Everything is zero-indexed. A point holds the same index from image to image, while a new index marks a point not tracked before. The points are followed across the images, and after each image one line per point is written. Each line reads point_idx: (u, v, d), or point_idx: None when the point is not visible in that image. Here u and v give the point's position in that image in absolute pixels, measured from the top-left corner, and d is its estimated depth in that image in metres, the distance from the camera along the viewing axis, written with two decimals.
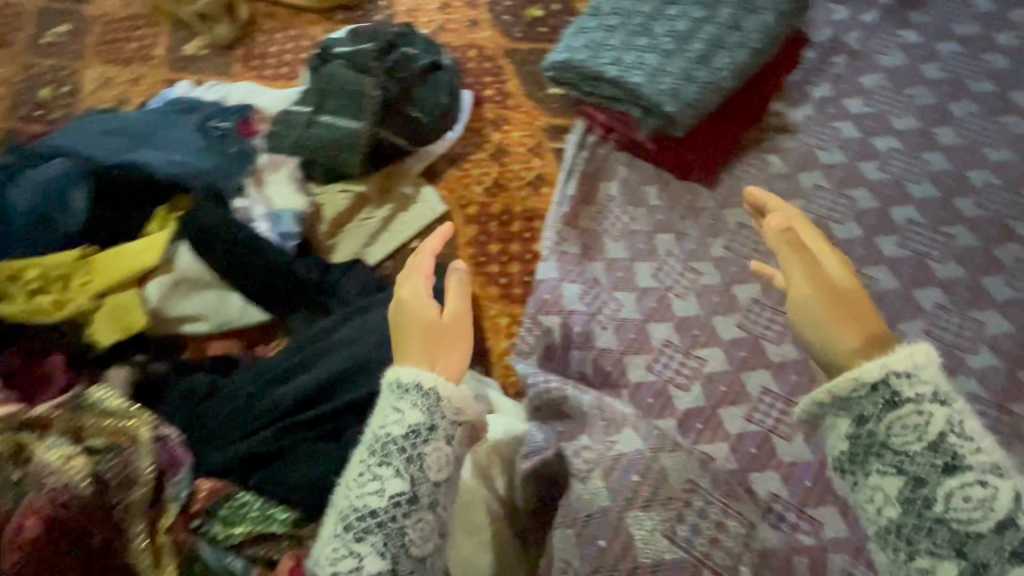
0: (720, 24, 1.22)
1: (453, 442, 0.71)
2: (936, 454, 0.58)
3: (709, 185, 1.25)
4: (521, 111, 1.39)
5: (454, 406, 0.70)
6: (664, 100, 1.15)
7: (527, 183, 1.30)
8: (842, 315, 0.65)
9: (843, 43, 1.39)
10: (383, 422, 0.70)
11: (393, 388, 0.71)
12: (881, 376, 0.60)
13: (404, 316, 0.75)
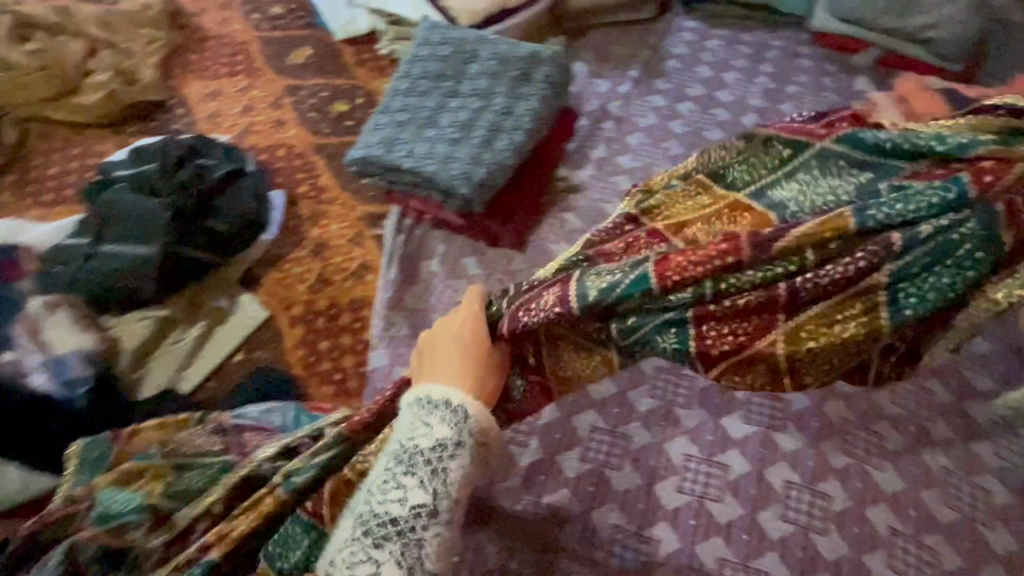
0: (497, 109, 1.17)
1: (473, 461, 0.77)
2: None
3: (519, 249, 1.24)
4: (339, 203, 1.32)
5: (480, 424, 0.77)
6: (455, 183, 1.10)
7: (350, 273, 1.20)
8: (439, 358, 0.81)
9: (739, 123, 1.47)
10: (412, 434, 0.76)
11: (425, 403, 0.78)
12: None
13: (439, 340, 0.82)
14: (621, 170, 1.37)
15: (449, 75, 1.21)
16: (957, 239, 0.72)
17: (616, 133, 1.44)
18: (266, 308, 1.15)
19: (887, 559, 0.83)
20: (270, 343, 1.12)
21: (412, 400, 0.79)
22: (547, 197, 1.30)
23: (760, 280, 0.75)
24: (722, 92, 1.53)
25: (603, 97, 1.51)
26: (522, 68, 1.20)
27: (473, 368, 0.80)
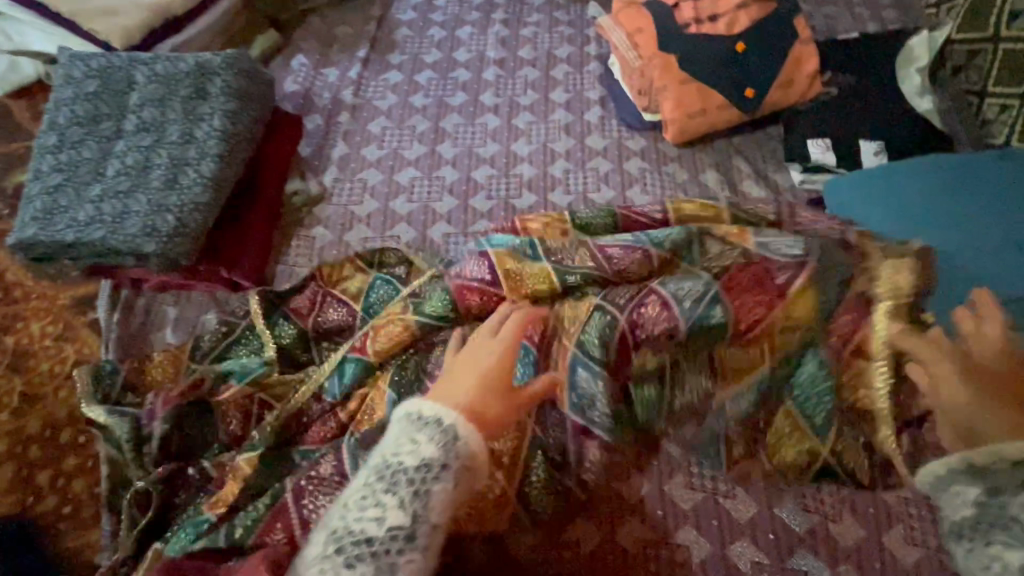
0: (174, 141, 1.00)
1: (458, 487, 0.67)
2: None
3: (265, 282, 1.08)
4: (33, 297, 1.07)
5: (469, 447, 0.67)
6: (138, 242, 0.92)
7: (63, 379, 0.99)
8: (453, 378, 0.73)
9: (483, 79, 1.39)
10: (398, 450, 0.67)
11: (415, 419, 0.69)
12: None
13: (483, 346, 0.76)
14: (368, 162, 1.25)
15: (109, 114, 1.02)
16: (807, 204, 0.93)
17: (354, 125, 1.31)
18: None
19: (685, 480, 0.90)
20: None
21: (404, 412, 0.70)
22: (286, 216, 1.16)
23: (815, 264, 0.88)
24: (459, 51, 1.44)
25: (334, 88, 1.37)
26: (193, 84, 1.04)
27: (489, 400, 0.71)
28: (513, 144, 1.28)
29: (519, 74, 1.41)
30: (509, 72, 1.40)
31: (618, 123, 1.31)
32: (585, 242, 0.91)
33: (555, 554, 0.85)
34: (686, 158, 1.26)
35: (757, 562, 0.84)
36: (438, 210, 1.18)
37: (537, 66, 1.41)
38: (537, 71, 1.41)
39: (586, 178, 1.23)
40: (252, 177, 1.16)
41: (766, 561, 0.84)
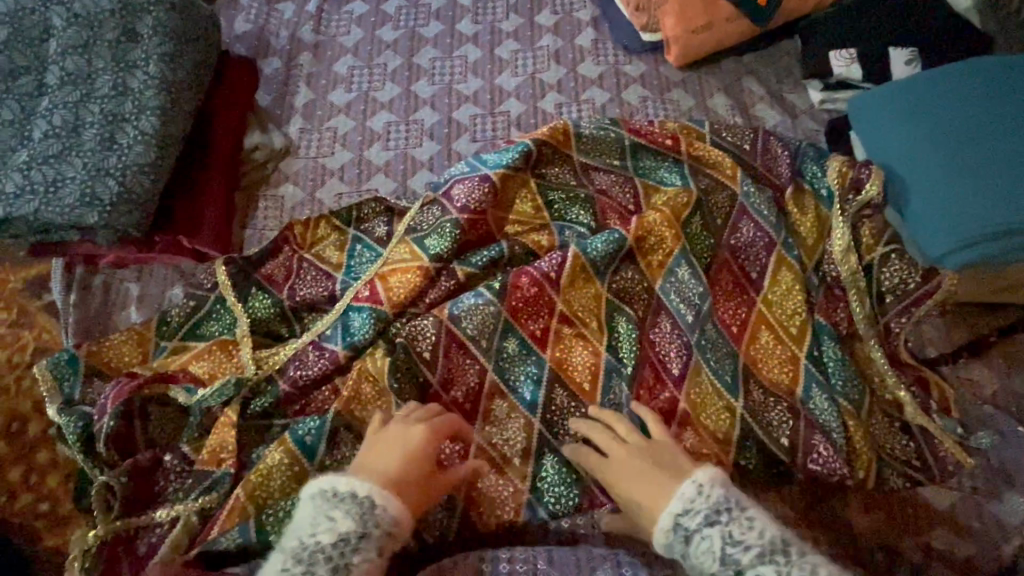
0: (107, 93, 0.87)
1: (383, 557, 0.61)
2: (726, 568, 0.61)
3: (233, 250, 0.98)
4: None
5: (392, 515, 0.62)
6: (78, 213, 0.81)
7: (19, 368, 0.91)
8: (372, 453, 0.68)
9: (459, 4, 1.23)
10: (313, 529, 0.60)
11: (330, 496, 0.62)
12: (673, 521, 0.65)
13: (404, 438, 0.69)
14: (337, 109, 1.11)
15: (27, 67, 0.88)
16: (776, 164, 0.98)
17: (317, 67, 1.16)
18: None
19: None
20: None
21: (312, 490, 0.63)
22: (249, 174, 1.04)
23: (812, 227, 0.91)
24: None
25: (291, 25, 1.21)
26: (120, 26, 0.90)
27: (410, 471, 0.66)
28: (497, 77, 1.14)
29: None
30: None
31: (613, 46, 1.17)
32: (582, 203, 0.96)
33: (568, 521, 0.80)
34: (691, 82, 1.12)
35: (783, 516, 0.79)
36: (418, 157, 1.06)
37: None
38: None
39: (581, 112, 1.10)
40: (204, 131, 1.03)
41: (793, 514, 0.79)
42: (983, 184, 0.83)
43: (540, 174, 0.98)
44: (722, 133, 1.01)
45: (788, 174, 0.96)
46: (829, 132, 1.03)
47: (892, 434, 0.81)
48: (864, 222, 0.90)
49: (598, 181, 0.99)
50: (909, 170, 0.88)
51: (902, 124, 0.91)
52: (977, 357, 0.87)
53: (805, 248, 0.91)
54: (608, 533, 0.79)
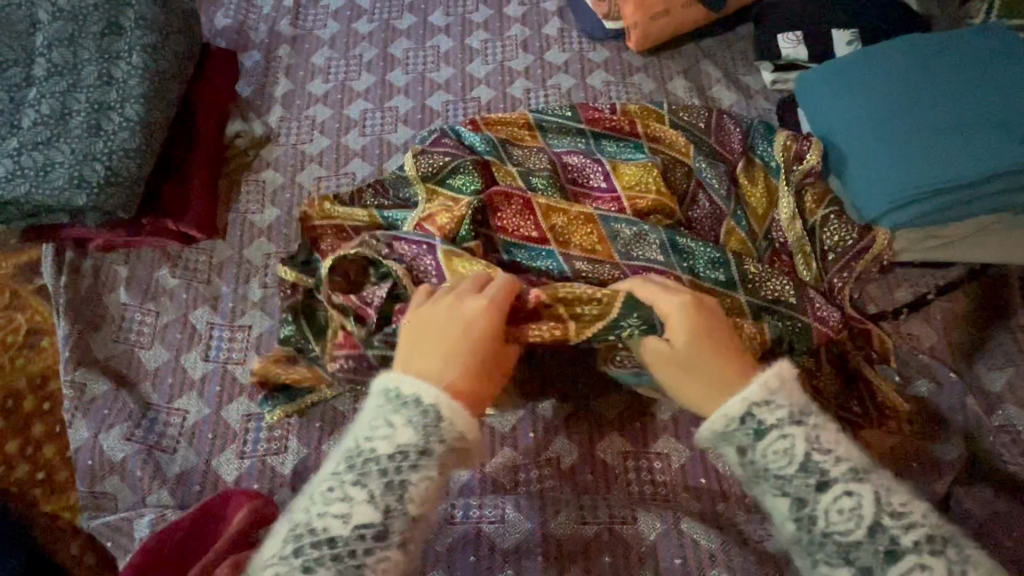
0: (92, 83, 0.91)
1: (444, 474, 0.56)
2: (807, 475, 0.55)
3: (218, 232, 1.03)
4: None
5: (457, 430, 0.57)
6: (67, 195, 0.85)
7: (17, 349, 0.95)
8: (428, 340, 0.63)
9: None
10: (371, 434, 0.56)
11: (393, 398, 0.58)
12: (746, 410, 0.58)
13: (436, 319, 0.65)
14: (315, 98, 1.16)
15: (15, 59, 0.92)
16: (728, 137, 1.04)
17: (295, 59, 1.21)
18: None
19: None
20: None
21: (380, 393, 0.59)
22: (231, 161, 1.09)
23: (763, 196, 0.98)
24: None
25: (270, 19, 1.26)
26: (103, 19, 0.95)
27: (479, 361, 0.63)
28: (467, 66, 1.20)
29: None
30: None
31: (578, 35, 1.23)
32: (544, 176, 1.01)
33: (535, 472, 0.85)
34: (652, 66, 1.19)
35: None
36: (393, 142, 1.12)
37: None
38: None
39: (548, 97, 1.16)
40: (187, 120, 1.07)
41: None
42: (913, 148, 0.90)
43: (511, 157, 1.04)
44: (680, 112, 1.07)
45: (741, 148, 1.02)
46: (780, 110, 1.10)
47: (836, 386, 0.87)
48: (807, 190, 0.96)
49: (565, 159, 1.04)
50: (849, 139, 0.95)
51: (843, 95, 0.98)
52: (916, 313, 0.94)
53: (755, 218, 0.96)
54: (573, 482, 0.84)
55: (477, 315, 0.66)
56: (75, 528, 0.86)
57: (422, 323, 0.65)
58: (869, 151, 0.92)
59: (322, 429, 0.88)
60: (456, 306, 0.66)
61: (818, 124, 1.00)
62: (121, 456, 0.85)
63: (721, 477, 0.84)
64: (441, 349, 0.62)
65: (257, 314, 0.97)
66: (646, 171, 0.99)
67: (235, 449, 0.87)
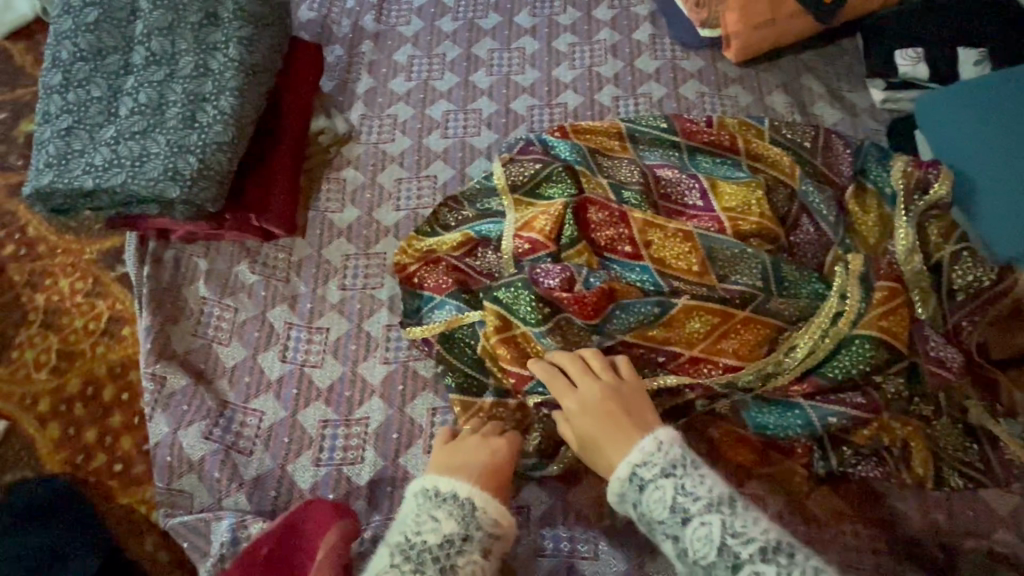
0: (189, 74, 0.90)
1: (489, 559, 0.59)
2: (673, 515, 0.61)
3: (298, 231, 1.01)
4: (58, 254, 1.02)
5: (490, 517, 0.61)
6: (160, 187, 0.84)
7: (99, 336, 0.96)
8: (459, 459, 0.69)
9: None
10: (419, 528, 0.59)
11: (432, 496, 0.62)
12: (630, 470, 0.64)
13: (465, 446, 0.72)
14: (397, 96, 1.14)
15: (114, 47, 0.92)
16: (838, 159, 0.97)
17: (378, 55, 1.18)
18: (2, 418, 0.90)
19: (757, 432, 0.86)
20: (18, 462, 0.88)
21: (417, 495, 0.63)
22: (312, 157, 1.07)
23: (881, 227, 0.91)
24: None
25: (353, 14, 1.24)
26: (202, 8, 0.93)
27: (496, 474, 0.68)
28: (554, 69, 1.15)
29: None
30: None
31: (671, 42, 1.17)
32: (640, 187, 0.96)
33: None
34: (749, 78, 1.13)
35: (839, 511, 0.79)
36: (476, 145, 1.08)
37: None
38: None
39: (638, 106, 1.11)
40: (273, 111, 1.05)
41: (847, 508, 0.80)
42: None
43: (601, 168, 1.00)
44: (783, 130, 1.01)
45: (851, 172, 0.95)
46: (891, 133, 1.03)
47: (956, 436, 0.80)
48: (931, 221, 0.88)
49: (658, 173, 0.99)
50: (980, 170, 0.88)
51: (952, 126, 0.92)
52: None
53: (866, 248, 0.90)
54: None
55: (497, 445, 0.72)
56: (149, 523, 0.84)
57: (460, 450, 0.71)
58: (1003, 186, 0.86)
59: (400, 441, 0.85)
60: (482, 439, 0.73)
61: (942, 151, 0.92)
62: (200, 455, 0.84)
63: (823, 527, 0.78)
64: (475, 466, 0.68)
65: (335, 317, 0.94)
66: (750, 189, 0.93)
67: (311, 455, 0.85)
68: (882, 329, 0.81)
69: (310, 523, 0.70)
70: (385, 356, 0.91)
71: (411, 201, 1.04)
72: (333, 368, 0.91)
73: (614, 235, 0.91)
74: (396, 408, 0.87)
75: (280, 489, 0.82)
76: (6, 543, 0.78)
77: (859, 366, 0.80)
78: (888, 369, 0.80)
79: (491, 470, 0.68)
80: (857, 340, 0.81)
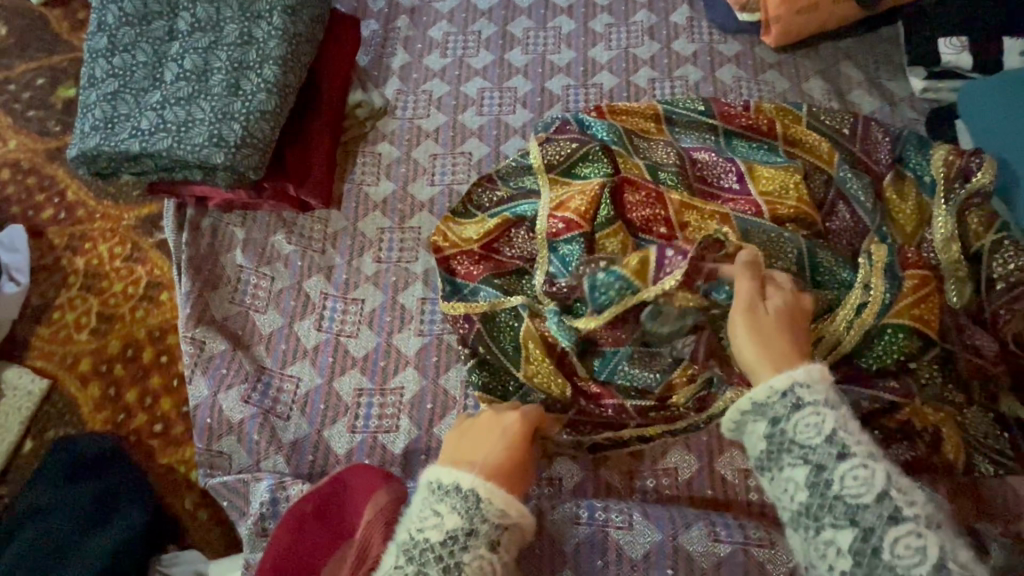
0: (233, 42, 0.91)
1: (498, 550, 0.61)
2: (831, 446, 0.59)
3: (334, 204, 1.02)
4: (97, 218, 1.03)
5: (497, 508, 0.61)
6: (206, 153, 0.85)
7: (139, 300, 0.97)
8: (471, 441, 0.68)
9: None
10: (422, 524, 0.61)
11: (435, 489, 0.63)
12: (792, 385, 0.62)
13: (477, 425, 0.70)
14: (432, 72, 1.14)
15: (159, 12, 0.93)
16: (876, 147, 0.97)
17: (414, 31, 1.18)
18: (44, 377, 0.93)
19: None
20: (60, 420, 0.90)
21: (426, 485, 0.64)
22: (347, 131, 1.08)
23: (917, 217, 0.90)
24: None
25: None
26: None
27: (509, 463, 0.66)
28: (590, 50, 1.15)
29: None
30: None
31: (708, 25, 1.16)
32: (677, 170, 0.96)
33: (651, 479, 0.83)
34: (786, 64, 1.12)
35: None
36: (511, 124, 1.08)
37: None
38: None
39: (674, 89, 1.11)
40: (311, 84, 1.06)
41: None
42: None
43: (636, 148, 0.99)
44: (821, 116, 1.00)
45: (889, 160, 0.95)
46: (929, 122, 1.03)
47: (987, 424, 0.81)
48: (971, 211, 0.88)
49: (694, 156, 0.98)
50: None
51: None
52: None
53: (902, 235, 0.90)
54: (690, 495, 0.81)
55: (505, 424, 0.70)
56: (188, 482, 0.87)
57: (472, 430, 0.69)
58: None
59: (434, 411, 0.87)
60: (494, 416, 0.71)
61: (984, 141, 0.92)
62: (239, 417, 0.86)
63: None
64: (481, 449, 0.66)
65: (370, 288, 0.96)
66: (788, 175, 0.93)
67: (346, 422, 0.86)
68: (914, 317, 0.82)
69: (348, 487, 0.73)
70: (420, 329, 0.92)
71: (446, 177, 1.04)
72: (368, 338, 0.92)
73: (650, 215, 0.91)
74: (430, 379, 0.89)
75: (317, 453, 0.84)
76: (52, 495, 0.80)
77: (890, 352, 0.81)
78: (920, 355, 0.81)
79: (501, 451, 0.66)
80: (891, 327, 0.81)
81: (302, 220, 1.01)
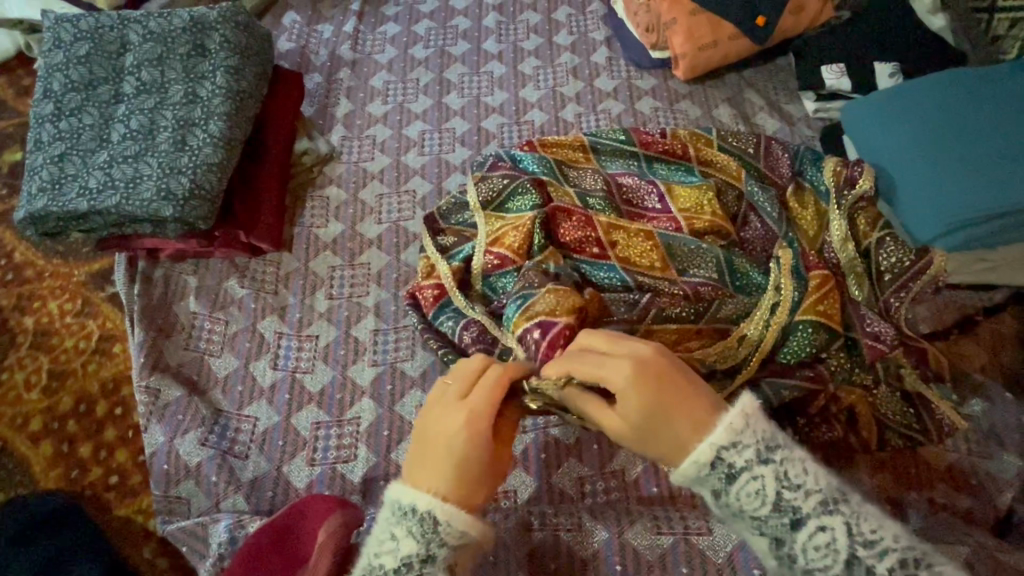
0: (178, 102, 0.96)
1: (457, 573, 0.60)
2: (780, 514, 0.55)
3: (284, 247, 1.06)
4: (45, 277, 1.05)
5: (456, 531, 0.59)
6: (155, 207, 0.89)
7: (90, 354, 0.98)
8: (426, 454, 0.62)
9: (484, 27, 1.35)
10: (380, 549, 0.61)
11: (397, 511, 0.61)
12: (714, 454, 0.56)
13: (431, 433, 0.63)
14: (375, 118, 1.21)
15: (105, 78, 0.98)
16: (778, 162, 1.08)
17: (355, 81, 1.26)
18: None
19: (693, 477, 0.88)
20: (10, 482, 0.89)
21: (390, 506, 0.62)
22: (295, 178, 1.13)
23: (819, 223, 1.01)
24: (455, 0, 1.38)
25: (330, 44, 1.32)
26: (190, 41, 1.00)
27: (470, 471, 0.61)
28: (521, 91, 1.25)
29: (519, 18, 1.36)
30: (509, 16, 1.36)
31: (626, 63, 1.29)
32: (606, 195, 1.05)
33: (601, 484, 0.87)
34: (697, 94, 1.24)
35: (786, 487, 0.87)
36: (451, 161, 1.16)
37: (537, 11, 1.36)
38: (538, 14, 1.36)
39: (598, 121, 1.21)
40: (258, 136, 1.12)
41: None
42: (981, 176, 0.94)
43: (566, 177, 1.07)
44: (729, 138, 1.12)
45: (790, 174, 1.06)
46: (823, 139, 1.15)
47: (896, 403, 0.88)
48: (859, 213, 0.99)
49: (620, 181, 1.08)
50: (903, 167, 0.99)
51: (921, 119, 1.01)
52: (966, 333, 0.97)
53: (806, 239, 1.00)
54: (638, 494, 0.87)
55: (457, 427, 0.62)
56: (147, 531, 0.87)
57: (426, 437, 0.63)
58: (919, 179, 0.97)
59: (390, 437, 0.90)
60: (445, 417, 0.63)
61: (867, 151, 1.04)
62: (196, 461, 0.87)
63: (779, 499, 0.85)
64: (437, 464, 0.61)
65: (324, 324, 0.99)
66: (703, 192, 1.02)
67: (305, 456, 0.88)
68: (820, 312, 0.90)
69: (305, 518, 0.75)
70: (373, 359, 0.96)
71: (392, 214, 1.10)
72: (324, 373, 0.95)
73: (583, 237, 0.99)
74: (385, 407, 0.92)
75: (277, 488, 0.86)
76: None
77: (804, 344, 0.89)
78: (831, 344, 0.90)
79: (455, 462, 0.61)
80: (803, 320, 0.90)
81: (254, 263, 1.04)
